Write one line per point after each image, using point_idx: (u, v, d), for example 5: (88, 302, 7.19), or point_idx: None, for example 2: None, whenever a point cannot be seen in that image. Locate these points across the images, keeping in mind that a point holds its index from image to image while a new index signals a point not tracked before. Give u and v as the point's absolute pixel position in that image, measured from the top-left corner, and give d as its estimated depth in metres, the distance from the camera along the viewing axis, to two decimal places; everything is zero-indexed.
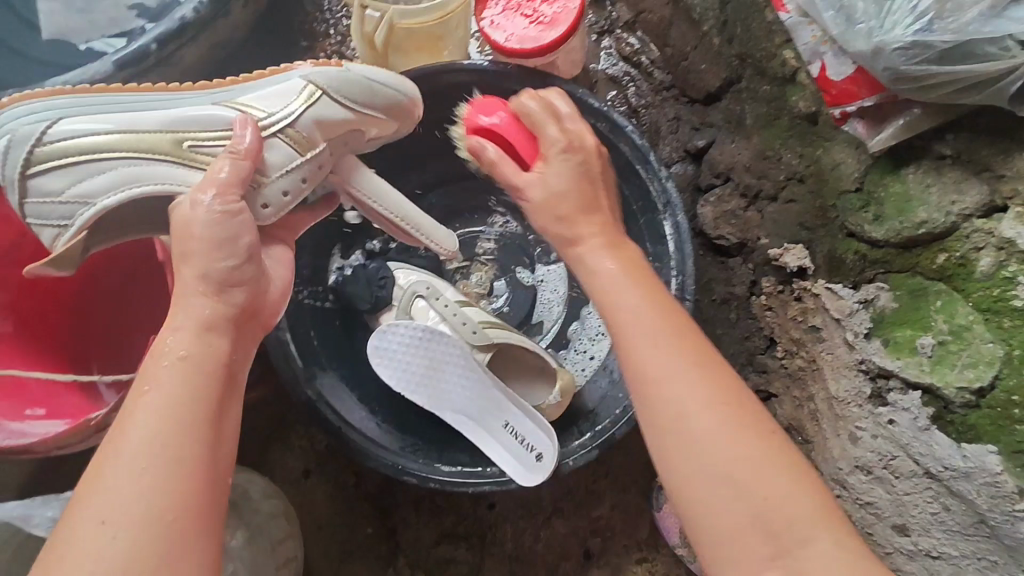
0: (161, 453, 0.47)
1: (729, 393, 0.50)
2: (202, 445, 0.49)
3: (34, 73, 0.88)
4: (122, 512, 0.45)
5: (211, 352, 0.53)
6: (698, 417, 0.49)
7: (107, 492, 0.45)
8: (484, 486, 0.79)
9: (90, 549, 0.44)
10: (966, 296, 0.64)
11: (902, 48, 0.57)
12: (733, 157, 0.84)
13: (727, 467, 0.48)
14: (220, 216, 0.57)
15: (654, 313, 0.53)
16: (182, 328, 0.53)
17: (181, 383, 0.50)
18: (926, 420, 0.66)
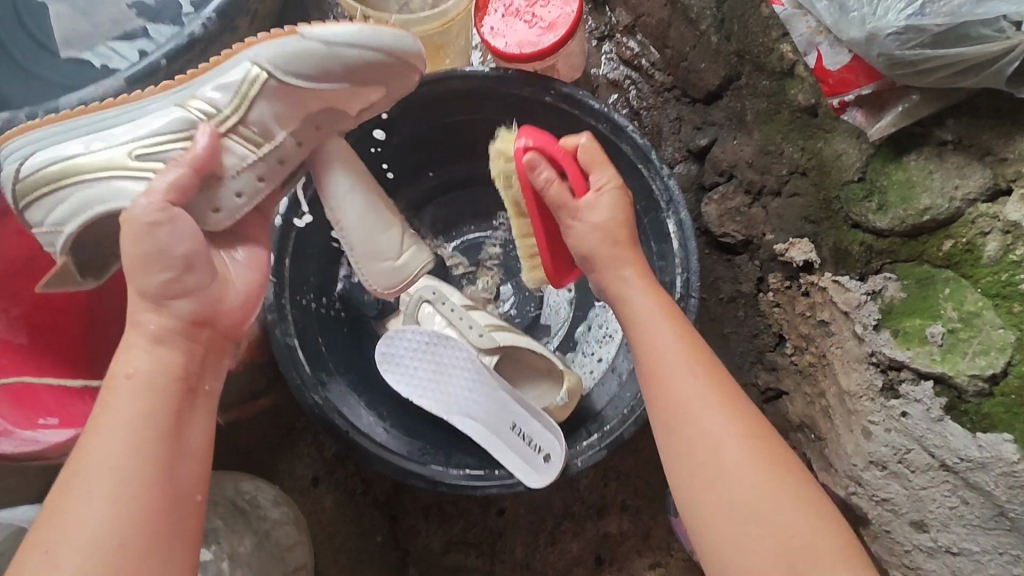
0: (118, 472, 0.49)
1: (738, 408, 0.57)
2: (157, 462, 0.51)
3: (47, 91, 0.91)
4: (81, 529, 0.47)
5: (162, 368, 0.54)
6: (711, 425, 0.56)
7: (70, 510, 0.48)
8: (491, 489, 0.80)
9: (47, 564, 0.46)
10: (975, 282, 0.63)
11: (895, 32, 0.58)
12: (736, 154, 0.84)
13: (730, 479, 0.54)
14: (150, 228, 0.56)
15: (675, 335, 0.60)
16: (134, 346, 0.55)
17: (140, 404, 0.52)
18: (939, 410, 0.65)
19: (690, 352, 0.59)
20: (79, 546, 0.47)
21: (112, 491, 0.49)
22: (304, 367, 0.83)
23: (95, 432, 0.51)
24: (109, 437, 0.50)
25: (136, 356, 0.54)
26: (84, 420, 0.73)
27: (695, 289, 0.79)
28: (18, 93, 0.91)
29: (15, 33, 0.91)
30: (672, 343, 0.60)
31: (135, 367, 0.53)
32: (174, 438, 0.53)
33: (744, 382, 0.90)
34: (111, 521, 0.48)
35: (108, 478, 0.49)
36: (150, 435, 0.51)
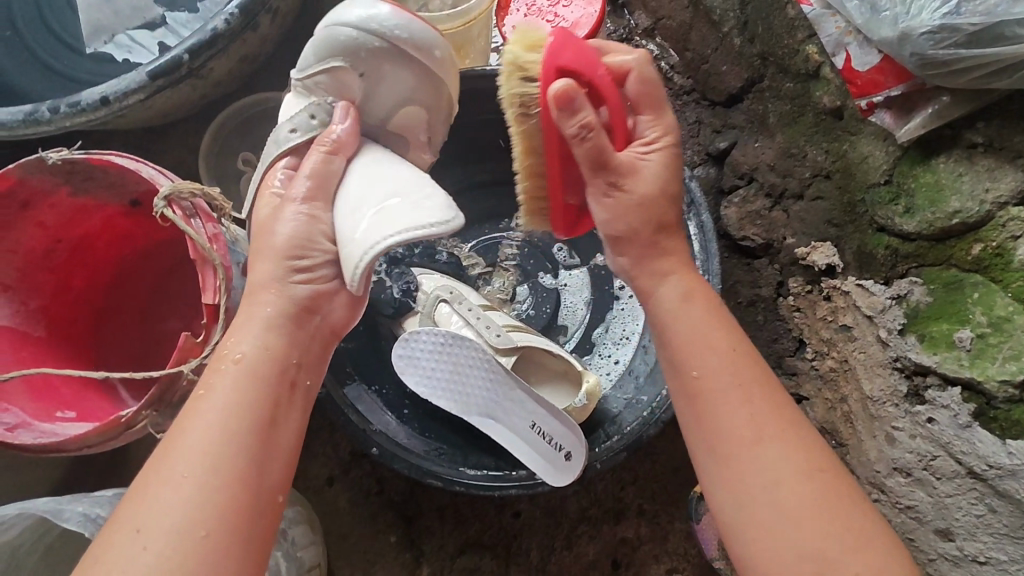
0: (207, 460, 0.48)
1: (798, 440, 0.54)
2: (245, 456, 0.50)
3: (66, 87, 0.92)
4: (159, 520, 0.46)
5: (269, 354, 0.55)
6: (766, 456, 0.53)
7: (156, 497, 0.47)
8: (511, 490, 0.80)
9: (129, 556, 0.45)
10: (1005, 286, 0.62)
11: (928, 31, 0.58)
12: (757, 158, 0.84)
13: (787, 513, 0.51)
14: (306, 220, 0.60)
15: (729, 361, 0.57)
16: (248, 330, 0.56)
17: (237, 394, 0.52)
18: (967, 417, 0.64)
19: (741, 380, 0.56)
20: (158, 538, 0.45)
21: (200, 480, 0.47)
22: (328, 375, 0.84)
23: (192, 419, 0.51)
24: (203, 427, 0.50)
25: (244, 340, 0.55)
26: (102, 415, 0.73)
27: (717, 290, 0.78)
28: (39, 88, 0.92)
29: (39, 31, 0.92)
30: (724, 372, 0.56)
31: (244, 352, 0.54)
32: (261, 428, 0.51)
33: None
34: (194, 514, 0.46)
35: (200, 467, 0.48)
36: (242, 430, 0.50)
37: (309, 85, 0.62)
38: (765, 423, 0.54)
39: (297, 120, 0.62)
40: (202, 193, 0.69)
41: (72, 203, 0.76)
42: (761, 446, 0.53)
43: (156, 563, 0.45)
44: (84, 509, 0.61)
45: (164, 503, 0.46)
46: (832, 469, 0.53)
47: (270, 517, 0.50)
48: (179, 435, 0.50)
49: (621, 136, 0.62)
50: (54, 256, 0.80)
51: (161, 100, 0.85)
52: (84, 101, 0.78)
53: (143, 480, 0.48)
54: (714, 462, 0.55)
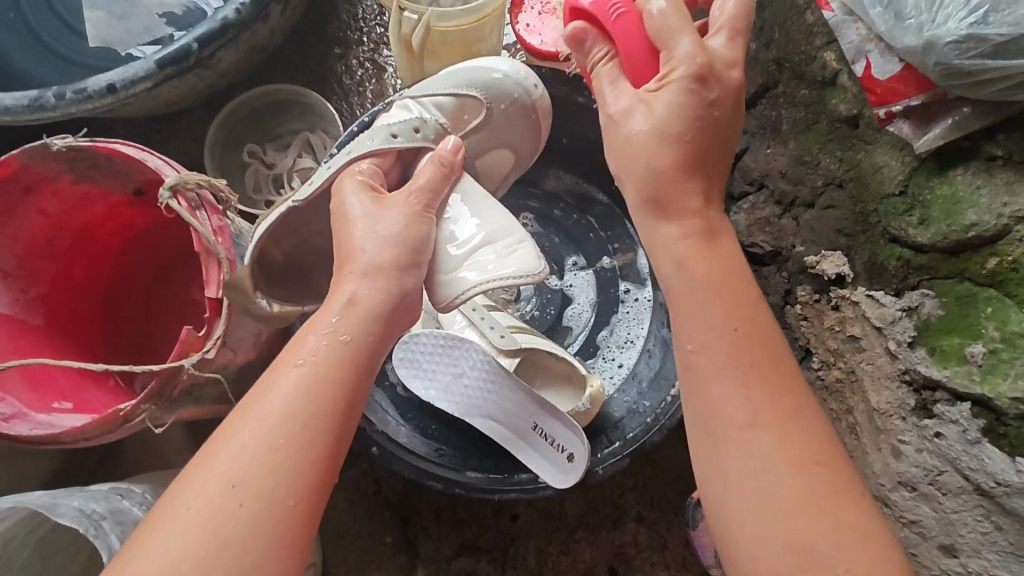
0: (301, 427, 0.50)
1: (796, 428, 0.52)
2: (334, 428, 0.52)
3: (71, 73, 0.90)
4: (250, 473, 0.48)
5: (368, 332, 0.56)
6: (760, 442, 0.51)
7: (245, 451, 0.49)
8: (512, 494, 0.79)
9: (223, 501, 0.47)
10: (1019, 302, 0.62)
11: (954, 41, 0.57)
12: (768, 164, 0.82)
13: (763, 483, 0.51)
14: (409, 217, 0.61)
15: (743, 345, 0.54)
16: (342, 310, 0.56)
17: (324, 373, 0.53)
18: (976, 433, 0.63)
19: (740, 362, 0.54)
20: (230, 491, 0.48)
21: (273, 446, 0.49)
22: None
23: (275, 386, 0.52)
24: (284, 397, 0.51)
25: (327, 320, 0.55)
26: (100, 408, 0.73)
27: None
28: (44, 73, 0.91)
29: (45, 15, 0.91)
30: (722, 350, 0.54)
31: (348, 333, 0.55)
32: (344, 406, 0.52)
33: None
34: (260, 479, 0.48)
35: (275, 433, 0.49)
36: (318, 409, 0.51)
37: (427, 104, 0.73)
38: (761, 409, 0.52)
39: (403, 127, 0.69)
40: (210, 185, 0.68)
41: (76, 190, 0.75)
42: (757, 430, 0.52)
43: (254, 507, 0.47)
44: (79, 505, 0.60)
45: (248, 458, 0.49)
46: (826, 465, 0.52)
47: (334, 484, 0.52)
48: (262, 398, 0.51)
49: (639, 72, 0.60)
50: (55, 243, 0.79)
51: (169, 89, 0.84)
52: (91, 88, 0.77)
53: (228, 428, 0.51)
54: (707, 439, 0.54)
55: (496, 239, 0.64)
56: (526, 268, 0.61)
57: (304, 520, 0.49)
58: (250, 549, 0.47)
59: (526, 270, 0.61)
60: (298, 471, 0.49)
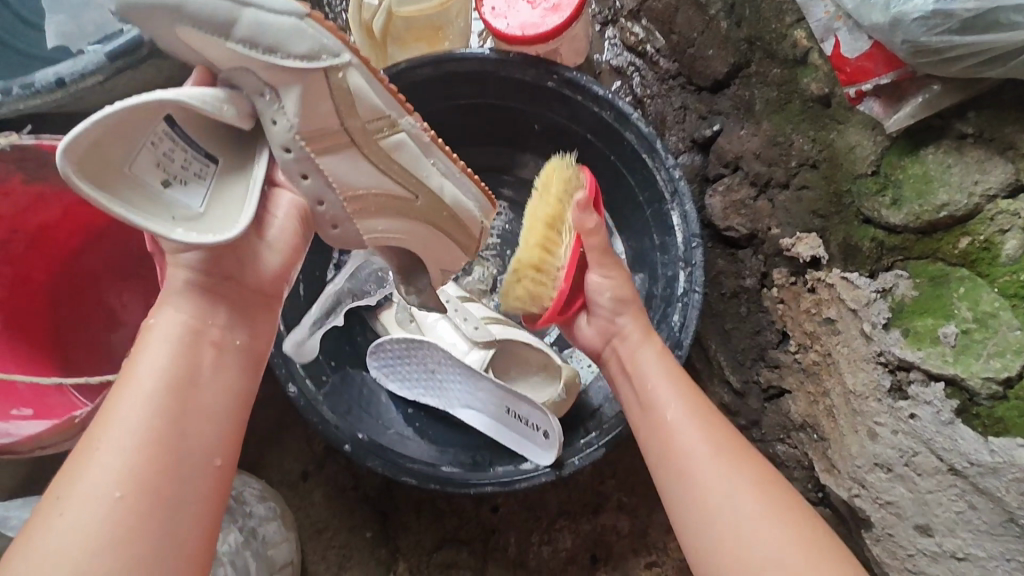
0: (124, 429, 0.44)
1: (741, 450, 0.58)
2: (165, 421, 0.45)
3: (23, 68, 0.87)
4: (76, 488, 0.43)
5: (185, 316, 0.49)
6: (714, 467, 0.56)
7: (74, 466, 0.44)
8: (487, 487, 0.77)
9: (48, 525, 0.42)
10: (991, 281, 0.61)
11: (921, 17, 0.56)
12: (743, 145, 0.80)
13: (727, 502, 0.54)
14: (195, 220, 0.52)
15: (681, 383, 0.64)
16: (172, 299, 0.49)
17: (169, 354, 0.47)
18: (949, 413, 0.63)
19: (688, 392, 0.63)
20: (83, 500, 0.42)
21: (131, 443, 0.44)
22: (309, 385, 0.80)
23: (120, 385, 0.47)
24: (133, 393, 0.46)
25: (164, 309, 0.49)
26: (60, 412, 0.70)
27: (699, 281, 0.77)
28: None
29: None
30: (679, 393, 0.63)
31: (157, 318, 0.49)
32: (189, 395, 0.47)
33: (746, 379, 0.86)
34: (121, 480, 0.43)
35: (121, 438, 0.44)
36: (167, 400, 0.46)
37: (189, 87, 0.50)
38: (711, 438, 0.58)
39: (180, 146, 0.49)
40: None
41: (28, 189, 0.73)
42: (715, 457, 0.57)
43: (82, 526, 0.42)
44: (31, 517, 0.61)
45: (76, 476, 0.43)
46: (777, 485, 0.55)
47: (192, 489, 0.45)
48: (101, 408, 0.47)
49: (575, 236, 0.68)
50: (11, 245, 0.77)
51: (123, 82, 0.81)
52: (39, 82, 0.74)
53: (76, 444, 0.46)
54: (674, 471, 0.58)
55: (137, 140, 0.45)
56: (244, 218, 0.49)
57: (148, 534, 0.43)
58: (124, 560, 0.42)
59: (216, 220, 0.49)
60: (127, 482, 0.43)
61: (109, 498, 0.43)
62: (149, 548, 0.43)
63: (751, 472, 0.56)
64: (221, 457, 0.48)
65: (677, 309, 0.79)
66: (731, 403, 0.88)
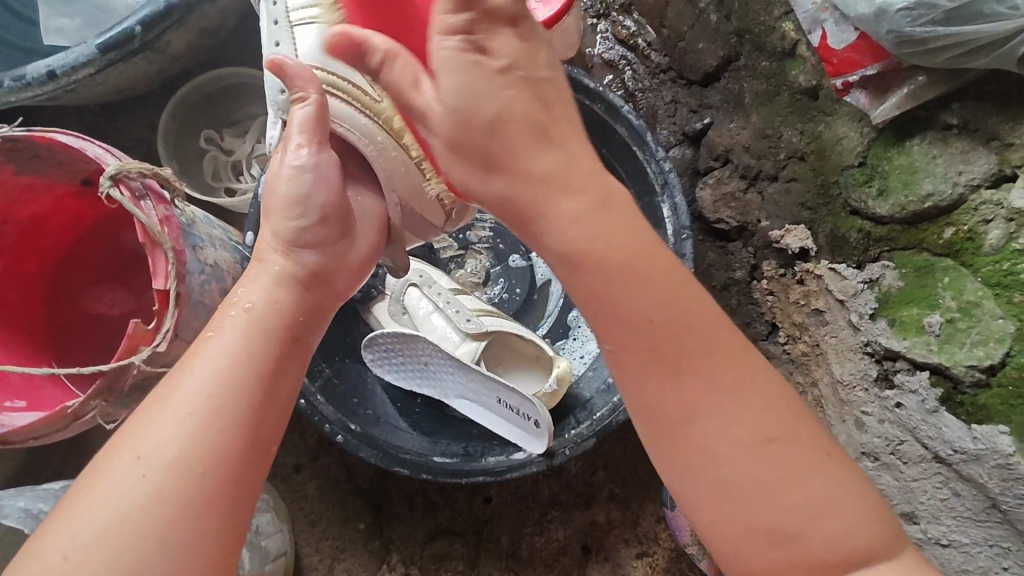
0: (202, 399, 0.49)
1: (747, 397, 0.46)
2: (242, 400, 0.50)
3: (15, 60, 0.87)
4: (153, 449, 0.47)
5: (274, 305, 0.56)
6: (712, 432, 0.46)
7: (149, 427, 0.48)
8: (478, 477, 0.78)
9: (121, 479, 0.46)
10: (975, 270, 0.62)
11: (905, 9, 0.57)
12: (733, 138, 0.81)
13: (734, 476, 0.45)
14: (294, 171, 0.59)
15: (669, 322, 0.46)
16: (257, 283, 0.57)
17: (242, 342, 0.52)
18: (934, 402, 0.64)
19: (679, 332, 0.46)
20: (157, 464, 0.46)
21: (203, 419, 0.48)
22: (306, 380, 0.81)
23: (193, 364, 0.51)
24: (209, 371, 0.50)
25: (253, 291, 0.57)
26: (54, 404, 0.71)
27: None
28: None
29: None
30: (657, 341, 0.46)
31: (253, 301, 0.55)
32: (269, 379, 0.52)
33: None
34: (189, 453, 0.47)
35: (200, 406, 0.48)
36: (251, 383, 0.51)
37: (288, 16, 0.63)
38: (706, 392, 0.46)
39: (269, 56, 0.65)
40: (154, 173, 0.65)
41: (19, 182, 0.73)
42: (710, 417, 0.46)
43: (156, 485, 0.45)
44: (24, 505, 0.62)
45: (151, 436, 0.47)
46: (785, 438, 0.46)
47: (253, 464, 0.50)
48: (179, 375, 0.51)
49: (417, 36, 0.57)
50: (1, 238, 0.77)
51: (114, 75, 0.81)
52: (30, 75, 0.74)
53: (142, 411, 0.49)
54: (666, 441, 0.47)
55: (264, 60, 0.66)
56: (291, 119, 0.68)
57: (214, 498, 0.46)
58: (185, 532, 0.45)
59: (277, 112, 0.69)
60: (202, 448, 0.47)
61: (179, 468, 0.46)
62: (216, 513, 0.46)
63: (811, 443, 0.47)
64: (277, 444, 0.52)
65: None
66: None
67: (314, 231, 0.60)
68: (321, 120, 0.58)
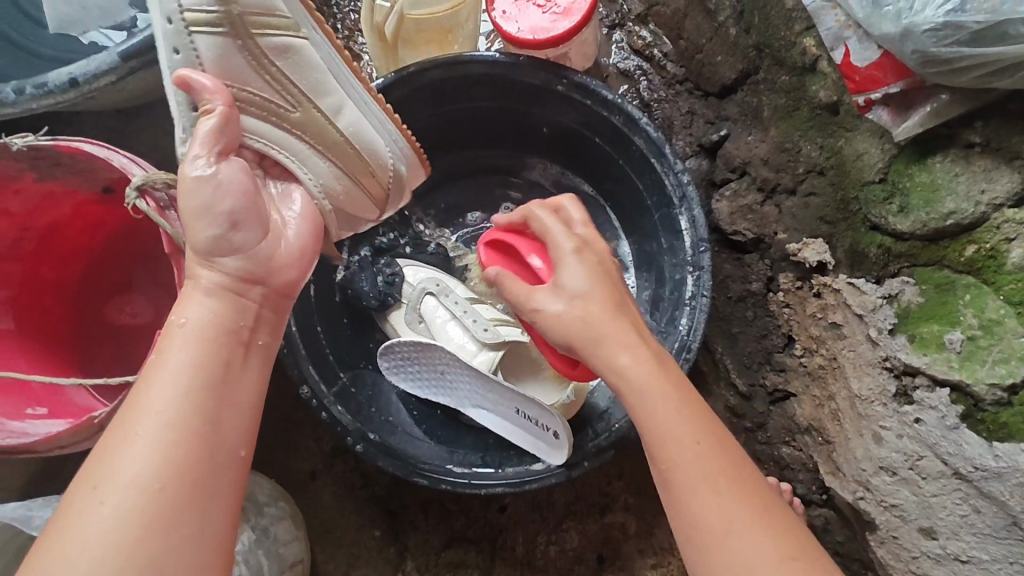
0: (158, 423, 0.48)
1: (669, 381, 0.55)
2: (201, 418, 0.49)
3: (37, 68, 0.88)
4: (114, 478, 0.46)
5: (215, 318, 0.53)
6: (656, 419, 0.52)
7: (112, 457, 0.47)
8: (496, 488, 0.77)
9: (88, 508, 0.46)
10: (996, 289, 0.63)
11: (931, 29, 0.57)
12: (750, 151, 0.81)
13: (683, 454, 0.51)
14: (227, 184, 0.55)
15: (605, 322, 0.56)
16: (197, 299, 0.54)
17: (192, 358, 0.51)
18: (955, 418, 0.64)
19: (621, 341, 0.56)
20: (120, 489, 0.46)
21: (160, 440, 0.48)
22: (322, 385, 0.80)
23: (147, 383, 0.50)
24: (163, 390, 0.49)
25: (189, 307, 0.53)
26: (75, 411, 0.72)
27: (706, 287, 0.78)
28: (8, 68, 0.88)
29: None
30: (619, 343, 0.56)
31: (188, 317, 0.53)
32: (223, 391, 0.51)
33: (752, 383, 0.87)
34: (152, 472, 0.47)
35: (156, 429, 0.48)
36: (204, 401, 0.50)
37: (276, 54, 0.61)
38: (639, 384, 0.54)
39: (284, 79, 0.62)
40: (178, 184, 0.66)
41: (39, 188, 0.74)
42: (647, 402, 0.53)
43: (125, 510, 0.46)
44: (52, 516, 0.63)
45: (115, 465, 0.47)
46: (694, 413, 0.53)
47: (218, 474, 0.50)
48: (134, 402, 0.49)
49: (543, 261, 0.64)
50: (22, 244, 0.78)
51: (135, 84, 0.81)
52: (52, 82, 0.75)
53: (102, 440, 0.49)
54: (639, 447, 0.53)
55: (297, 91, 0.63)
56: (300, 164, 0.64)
57: (188, 506, 0.47)
58: (159, 543, 0.46)
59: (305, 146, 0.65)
60: (164, 467, 0.47)
61: (140, 491, 0.46)
62: (196, 523, 0.47)
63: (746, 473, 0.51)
64: (244, 449, 0.52)
65: (685, 312, 0.79)
66: (736, 405, 0.89)
67: (236, 236, 0.55)
68: (232, 131, 0.57)
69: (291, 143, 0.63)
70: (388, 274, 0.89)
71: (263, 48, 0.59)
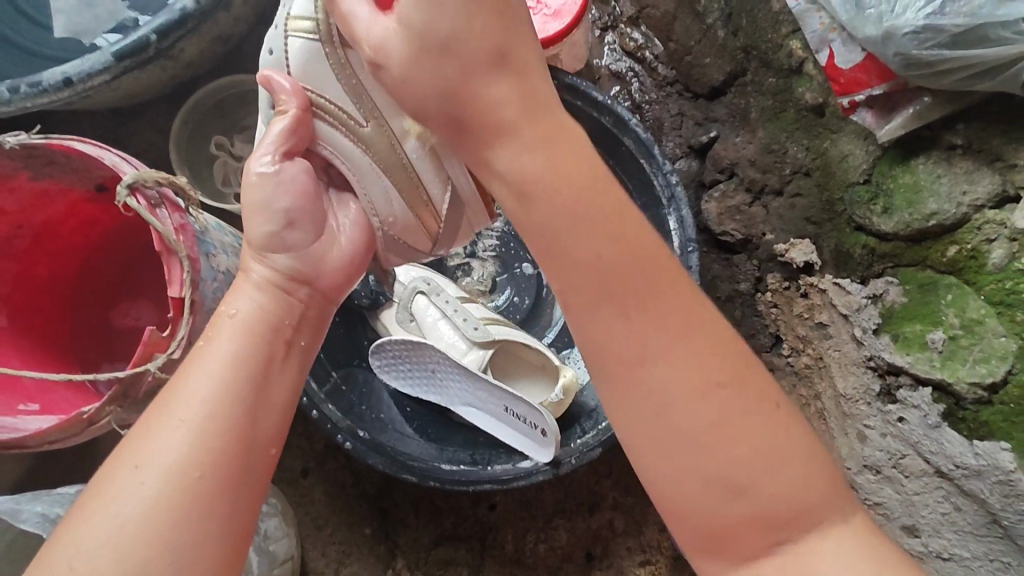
0: (200, 408, 0.49)
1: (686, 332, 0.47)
2: (241, 407, 0.50)
3: (32, 66, 0.88)
4: (154, 460, 0.47)
5: (262, 316, 0.55)
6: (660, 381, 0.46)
7: (154, 439, 0.48)
8: (484, 486, 0.79)
9: (126, 488, 0.46)
10: (978, 289, 0.63)
11: (913, 31, 0.58)
12: (738, 152, 0.82)
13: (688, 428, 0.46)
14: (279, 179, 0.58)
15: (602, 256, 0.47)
16: (242, 296, 0.56)
17: (234, 350, 0.52)
18: (936, 417, 0.65)
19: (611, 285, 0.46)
20: (158, 470, 0.46)
21: (199, 425, 0.48)
22: (313, 384, 0.82)
23: (192, 371, 0.51)
24: (206, 379, 0.50)
25: (239, 300, 0.56)
26: (67, 408, 0.72)
27: None
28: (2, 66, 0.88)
29: None
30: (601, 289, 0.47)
31: (238, 309, 0.55)
32: (265, 384, 0.52)
33: None
34: (188, 459, 0.47)
35: (199, 414, 0.48)
36: (244, 391, 0.51)
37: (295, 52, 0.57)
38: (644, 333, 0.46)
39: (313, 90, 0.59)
40: (170, 182, 0.66)
41: (33, 187, 0.74)
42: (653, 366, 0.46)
43: (161, 491, 0.46)
44: (41, 509, 0.63)
45: (154, 446, 0.47)
46: (715, 376, 0.47)
47: (254, 465, 0.50)
48: (176, 389, 0.50)
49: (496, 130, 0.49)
50: (16, 242, 0.78)
51: (129, 82, 0.82)
52: (46, 81, 0.75)
53: (142, 423, 0.49)
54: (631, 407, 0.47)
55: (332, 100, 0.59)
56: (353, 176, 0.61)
57: (221, 491, 0.47)
58: (188, 531, 0.45)
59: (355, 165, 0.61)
60: (201, 451, 0.47)
61: (179, 473, 0.46)
62: (225, 510, 0.47)
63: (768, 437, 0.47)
64: (275, 446, 0.52)
65: None
66: None
67: (289, 235, 0.58)
68: (301, 134, 0.58)
69: (343, 146, 0.60)
70: (380, 273, 0.90)
71: (350, 59, 0.57)
